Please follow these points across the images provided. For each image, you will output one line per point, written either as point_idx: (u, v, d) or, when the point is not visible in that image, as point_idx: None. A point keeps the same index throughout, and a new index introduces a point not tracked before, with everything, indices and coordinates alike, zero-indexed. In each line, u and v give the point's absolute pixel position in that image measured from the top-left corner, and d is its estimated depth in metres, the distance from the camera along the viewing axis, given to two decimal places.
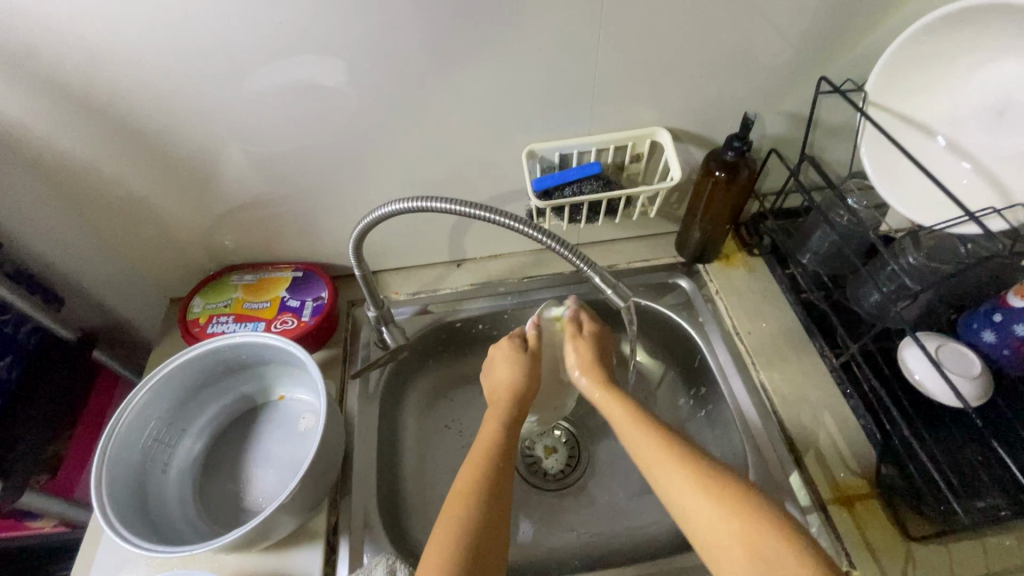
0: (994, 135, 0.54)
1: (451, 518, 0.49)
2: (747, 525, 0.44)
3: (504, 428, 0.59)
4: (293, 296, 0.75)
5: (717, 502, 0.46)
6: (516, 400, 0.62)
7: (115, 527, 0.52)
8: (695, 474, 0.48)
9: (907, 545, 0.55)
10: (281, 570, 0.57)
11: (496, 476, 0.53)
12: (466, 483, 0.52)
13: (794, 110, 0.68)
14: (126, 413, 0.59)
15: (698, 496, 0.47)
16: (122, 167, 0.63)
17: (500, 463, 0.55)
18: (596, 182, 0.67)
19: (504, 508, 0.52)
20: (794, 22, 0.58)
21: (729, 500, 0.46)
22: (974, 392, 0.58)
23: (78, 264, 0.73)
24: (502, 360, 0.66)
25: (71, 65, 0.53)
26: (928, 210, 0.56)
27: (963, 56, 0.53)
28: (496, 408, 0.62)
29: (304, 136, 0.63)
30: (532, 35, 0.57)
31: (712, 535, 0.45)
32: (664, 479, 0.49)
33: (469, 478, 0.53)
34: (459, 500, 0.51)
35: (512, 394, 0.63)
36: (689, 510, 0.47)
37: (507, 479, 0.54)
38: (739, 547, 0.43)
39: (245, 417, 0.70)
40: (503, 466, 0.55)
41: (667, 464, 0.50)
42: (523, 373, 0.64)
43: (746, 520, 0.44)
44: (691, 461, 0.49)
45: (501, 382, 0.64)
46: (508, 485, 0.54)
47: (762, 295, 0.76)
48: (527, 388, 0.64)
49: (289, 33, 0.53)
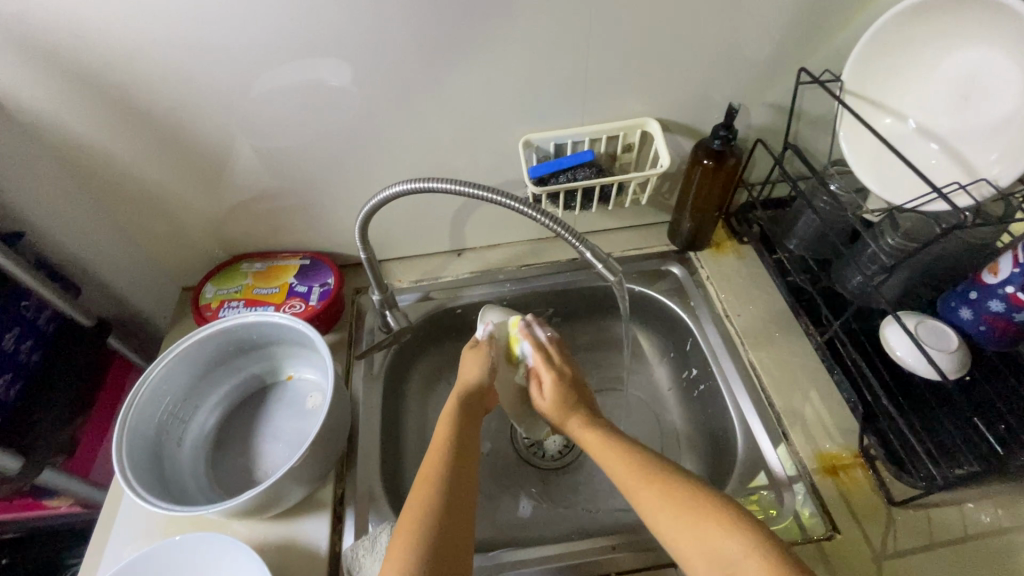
0: (959, 119, 0.57)
1: (412, 529, 0.49)
2: (726, 544, 0.44)
3: (459, 432, 0.57)
4: (301, 283, 0.78)
5: (699, 519, 0.45)
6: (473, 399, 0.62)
7: (134, 487, 0.55)
8: (673, 491, 0.48)
9: (888, 510, 0.58)
10: (290, 537, 0.59)
11: (454, 485, 0.53)
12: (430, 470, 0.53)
13: (778, 101, 0.71)
14: (144, 387, 0.62)
15: (674, 512, 0.47)
16: (139, 156, 0.66)
17: (458, 469, 0.54)
18: (589, 169, 0.70)
19: (466, 494, 0.53)
20: (774, 15, 0.62)
21: (698, 509, 0.46)
22: (952, 365, 0.60)
23: (94, 253, 0.76)
24: (467, 361, 0.65)
25: (95, 58, 0.56)
26: (899, 187, 0.60)
27: (931, 43, 0.57)
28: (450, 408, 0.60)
29: (312, 131, 0.67)
30: (527, 32, 0.60)
31: (678, 541, 0.46)
32: (640, 490, 0.50)
33: (427, 486, 0.52)
34: (423, 486, 0.52)
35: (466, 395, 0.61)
36: (666, 526, 0.47)
37: (467, 484, 0.53)
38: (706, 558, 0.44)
39: (256, 395, 0.73)
40: (461, 472, 0.54)
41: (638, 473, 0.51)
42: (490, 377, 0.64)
43: (728, 539, 0.44)
44: (657, 467, 0.51)
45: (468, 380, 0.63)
46: (467, 492, 0.53)
47: (751, 279, 0.79)
48: (479, 387, 0.63)
49: (299, 32, 0.57)
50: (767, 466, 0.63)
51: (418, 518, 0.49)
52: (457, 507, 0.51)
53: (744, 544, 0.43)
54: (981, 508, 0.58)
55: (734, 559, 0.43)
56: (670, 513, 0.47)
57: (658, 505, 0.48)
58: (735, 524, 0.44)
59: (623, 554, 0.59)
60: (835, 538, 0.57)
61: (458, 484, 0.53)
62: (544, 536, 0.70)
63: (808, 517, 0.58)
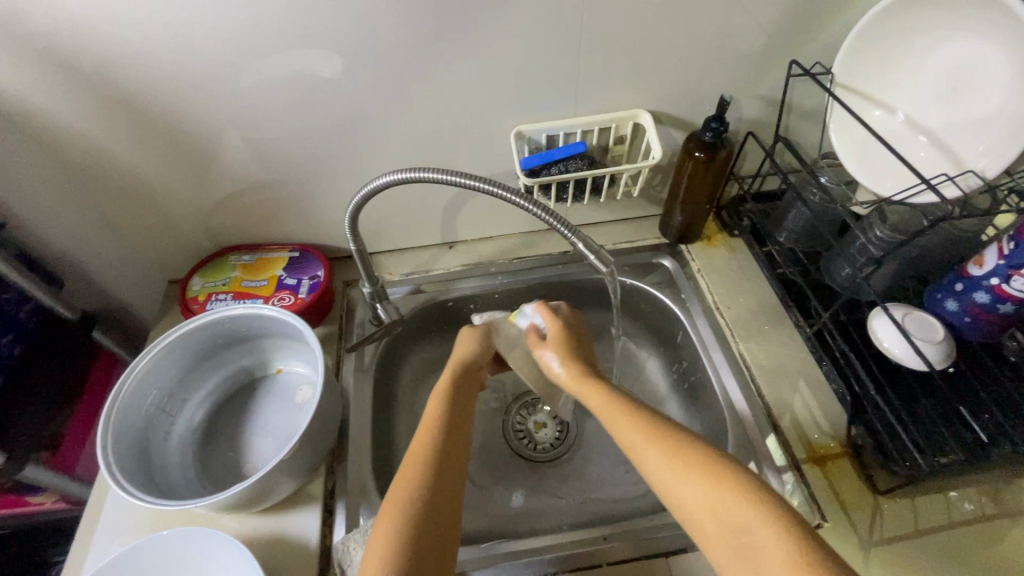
0: (948, 113, 0.58)
1: (404, 484, 0.50)
2: (727, 503, 0.43)
3: (452, 402, 0.58)
4: (290, 275, 0.77)
5: (701, 481, 0.45)
6: (467, 370, 0.64)
7: (120, 482, 0.54)
8: (677, 450, 0.48)
9: (875, 498, 0.59)
10: (280, 530, 0.59)
11: (447, 452, 0.53)
12: (421, 442, 0.54)
13: (769, 94, 0.72)
14: (130, 380, 0.61)
15: (682, 476, 0.46)
16: (123, 146, 0.65)
17: (453, 436, 0.55)
18: (581, 161, 0.70)
19: (455, 466, 0.53)
20: (767, 7, 0.62)
21: (705, 470, 0.45)
22: (937, 356, 0.61)
23: (77, 246, 0.75)
24: (461, 341, 0.68)
25: (76, 44, 0.55)
26: (887, 180, 0.61)
27: (920, 37, 0.58)
28: (442, 379, 0.61)
29: (301, 122, 0.66)
30: (518, 22, 0.60)
31: (686, 500, 0.45)
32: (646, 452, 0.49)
33: (420, 449, 0.53)
34: (412, 458, 0.52)
35: (460, 365, 0.64)
36: (671, 484, 0.46)
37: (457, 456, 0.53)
38: (716, 518, 0.43)
39: (244, 389, 0.72)
40: (454, 437, 0.55)
41: (642, 434, 0.50)
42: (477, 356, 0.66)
43: (728, 501, 0.43)
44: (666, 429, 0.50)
45: (459, 354, 0.65)
46: (462, 459, 0.54)
47: (741, 272, 0.79)
48: (474, 361, 0.65)
49: (288, 21, 0.56)
50: (757, 457, 0.64)
51: (409, 478, 0.50)
52: (452, 475, 0.52)
53: (750, 509, 0.42)
54: (965, 495, 0.59)
55: (737, 516, 0.42)
56: (675, 474, 0.46)
57: (659, 462, 0.48)
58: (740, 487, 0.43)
59: (614, 544, 0.59)
60: (823, 526, 0.57)
61: (454, 445, 0.54)
62: (536, 527, 0.71)
63: (796, 507, 0.59)
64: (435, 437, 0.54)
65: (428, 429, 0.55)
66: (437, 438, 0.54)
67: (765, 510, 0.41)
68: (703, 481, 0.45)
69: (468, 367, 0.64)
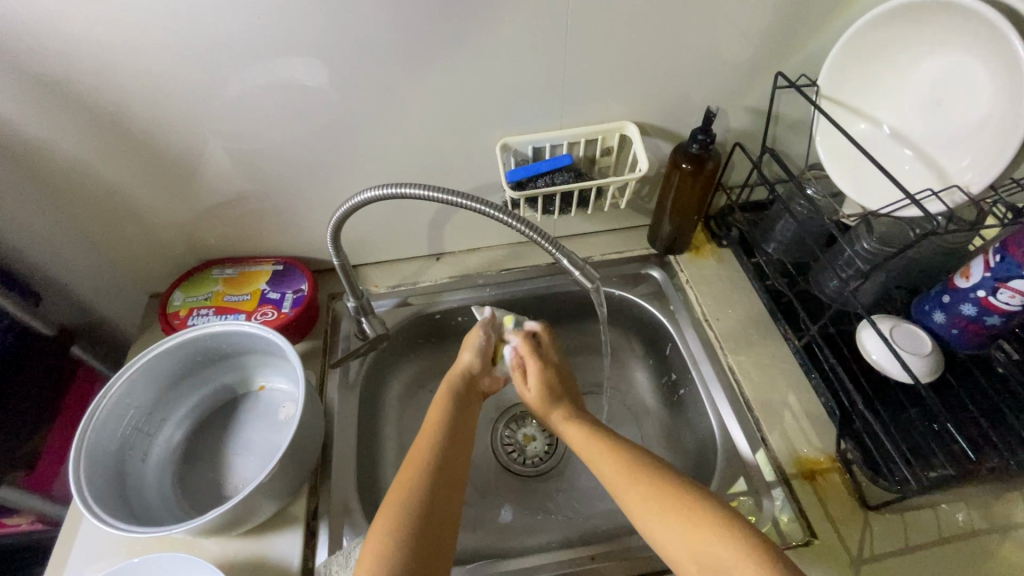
0: (932, 124, 0.58)
1: (401, 489, 0.50)
2: (701, 535, 0.44)
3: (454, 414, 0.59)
4: (274, 289, 0.76)
5: (678, 519, 0.46)
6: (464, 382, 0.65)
7: (93, 508, 0.52)
8: (655, 488, 0.49)
9: (865, 513, 0.58)
10: (261, 552, 0.58)
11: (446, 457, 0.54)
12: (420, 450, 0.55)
13: (756, 105, 0.71)
14: (106, 400, 0.60)
15: (661, 516, 0.47)
16: (102, 160, 0.64)
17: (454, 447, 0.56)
18: (568, 174, 0.69)
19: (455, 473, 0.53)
20: (752, 19, 0.61)
21: (682, 508, 0.47)
22: (925, 368, 0.61)
23: (55, 261, 0.73)
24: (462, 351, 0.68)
25: (52, 57, 0.53)
26: (874, 193, 0.61)
27: (904, 50, 0.58)
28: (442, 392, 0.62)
29: (284, 134, 0.65)
30: (503, 34, 0.59)
31: (664, 537, 0.46)
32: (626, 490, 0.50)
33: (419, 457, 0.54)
34: (411, 465, 0.53)
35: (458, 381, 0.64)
36: (651, 527, 0.47)
37: (456, 463, 0.54)
38: (697, 557, 0.44)
39: (226, 407, 0.71)
40: (453, 448, 0.55)
41: (625, 471, 0.52)
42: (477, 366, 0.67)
43: (702, 534, 0.44)
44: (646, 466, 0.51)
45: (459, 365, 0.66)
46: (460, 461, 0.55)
47: (730, 283, 0.79)
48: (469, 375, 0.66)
49: (269, 33, 0.55)
50: (746, 471, 0.63)
51: (406, 484, 0.51)
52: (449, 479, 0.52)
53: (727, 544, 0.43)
54: (955, 509, 0.59)
55: (711, 551, 0.43)
56: (654, 514, 0.47)
57: (639, 498, 0.49)
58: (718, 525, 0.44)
59: (603, 564, 0.58)
60: (813, 543, 0.57)
61: (451, 452, 0.55)
62: (524, 544, 0.70)
63: (786, 523, 0.58)
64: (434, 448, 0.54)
65: (429, 435, 0.56)
66: (439, 444, 0.55)
67: (745, 543, 0.43)
68: (678, 517, 0.46)
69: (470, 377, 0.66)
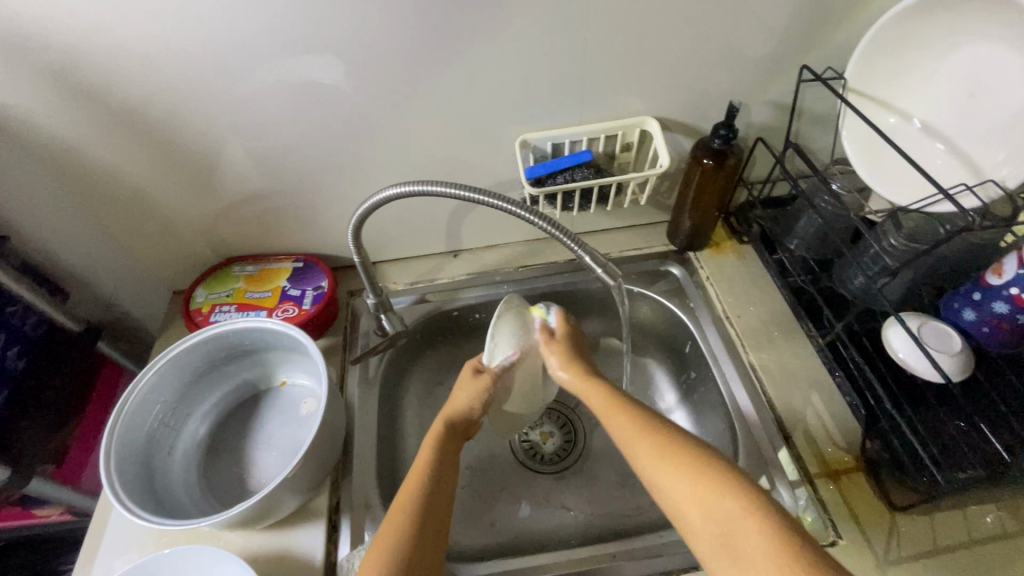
0: (965, 118, 0.56)
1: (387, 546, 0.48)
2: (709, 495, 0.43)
3: (441, 455, 0.56)
4: (294, 286, 0.77)
5: (685, 473, 0.45)
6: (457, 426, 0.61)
7: (122, 500, 0.53)
8: (664, 444, 0.48)
9: (892, 514, 0.57)
10: (285, 546, 0.58)
11: (432, 507, 0.51)
12: (405, 498, 0.51)
13: (779, 99, 0.70)
14: (133, 396, 0.61)
15: (669, 467, 0.46)
16: (128, 160, 0.65)
17: (438, 492, 0.53)
18: (587, 170, 0.69)
19: (437, 524, 0.51)
20: (777, 11, 0.60)
21: (693, 462, 0.46)
22: (955, 367, 0.59)
23: (83, 258, 0.75)
24: (457, 391, 0.63)
25: (80, 58, 0.54)
26: (904, 189, 0.60)
27: (937, 41, 0.56)
28: (434, 430, 0.59)
29: (304, 132, 0.65)
30: (522, 30, 0.59)
31: (672, 492, 0.45)
32: (636, 446, 0.50)
33: (403, 507, 0.51)
34: (396, 515, 0.50)
35: (452, 423, 0.60)
36: (659, 479, 0.47)
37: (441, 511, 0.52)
38: (708, 512, 0.43)
39: (248, 403, 0.72)
40: (438, 498, 0.52)
41: (636, 429, 0.51)
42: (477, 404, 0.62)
43: (713, 489, 0.43)
44: (658, 425, 0.51)
45: (455, 407, 0.61)
46: (443, 520, 0.52)
47: (751, 280, 0.78)
48: (467, 417, 0.61)
49: (289, 32, 0.55)
50: (769, 470, 0.62)
51: (389, 545, 0.48)
52: (432, 527, 0.50)
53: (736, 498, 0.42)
54: (985, 510, 0.57)
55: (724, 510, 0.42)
56: (661, 466, 0.47)
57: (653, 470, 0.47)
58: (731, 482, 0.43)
59: (624, 562, 0.58)
60: (838, 544, 0.56)
61: (438, 502, 0.52)
62: (544, 540, 0.70)
63: (810, 523, 0.58)
64: (421, 496, 0.52)
65: (416, 487, 0.52)
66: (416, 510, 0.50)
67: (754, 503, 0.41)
68: (685, 471, 0.45)
69: (459, 419, 0.61)
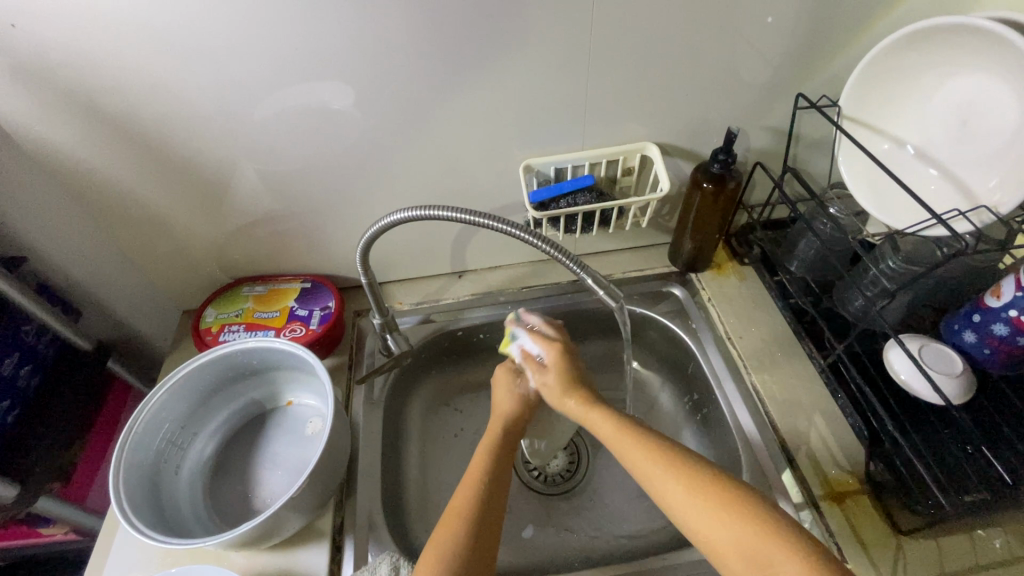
0: (956, 144, 0.58)
1: (441, 548, 0.49)
2: (729, 528, 0.43)
3: (498, 460, 0.57)
4: (302, 306, 0.78)
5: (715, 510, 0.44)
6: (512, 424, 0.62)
7: (130, 519, 0.54)
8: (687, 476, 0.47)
9: (897, 538, 0.57)
10: (288, 567, 0.59)
11: (488, 505, 0.53)
12: (460, 500, 0.53)
13: (776, 125, 0.72)
14: (143, 414, 0.62)
15: (703, 506, 0.45)
16: (144, 184, 0.67)
17: (495, 492, 0.54)
18: (589, 194, 0.71)
19: (493, 526, 0.52)
20: (771, 42, 0.62)
21: (723, 499, 0.45)
22: (957, 390, 0.60)
23: (96, 278, 0.77)
24: (499, 387, 0.66)
25: (101, 87, 0.57)
26: (899, 213, 0.61)
27: (927, 70, 0.58)
28: (491, 431, 0.61)
29: (314, 157, 0.67)
30: (526, 60, 0.61)
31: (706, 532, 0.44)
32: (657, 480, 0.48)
33: (459, 510, 0.52)
34: (451, 518, 0.51)
35: (506, 421, 0.62)
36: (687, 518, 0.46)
37: (497, 504, 0.53)
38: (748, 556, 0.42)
39: (255, 422, 0.73)
40: (492, 495, 0.54)
41: (654, 459, 0.50)
42: (521, 400, 0.64)
43: (757, 537, 0.42)
44: (677, 454, 0.49)
45: (501, 406, 0.63)
46: (500, 518, 0.53)
47: (753, 302, 0.79)
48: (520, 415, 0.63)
49: (300, 60, 0.58)
50: (773, 493, 0.62)
51: (448, 541, 0.49)
52: (489, 526, 0.51)
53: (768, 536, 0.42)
54: (992, 535, 0.57)
55: (769, 558, 0.41)
56: (688, 501, 0.46)
57: (679, 496, 0.47)
58: (770, 526, 0.42)
59: None
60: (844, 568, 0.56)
61: (493, 502, 0.53)
62: (547, 562, 0.70)
63: None
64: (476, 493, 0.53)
65: (470, 485, 0.54)
66: (476, 499, 0.53)
67: (793, 546, 0.41)
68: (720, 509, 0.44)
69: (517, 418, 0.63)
